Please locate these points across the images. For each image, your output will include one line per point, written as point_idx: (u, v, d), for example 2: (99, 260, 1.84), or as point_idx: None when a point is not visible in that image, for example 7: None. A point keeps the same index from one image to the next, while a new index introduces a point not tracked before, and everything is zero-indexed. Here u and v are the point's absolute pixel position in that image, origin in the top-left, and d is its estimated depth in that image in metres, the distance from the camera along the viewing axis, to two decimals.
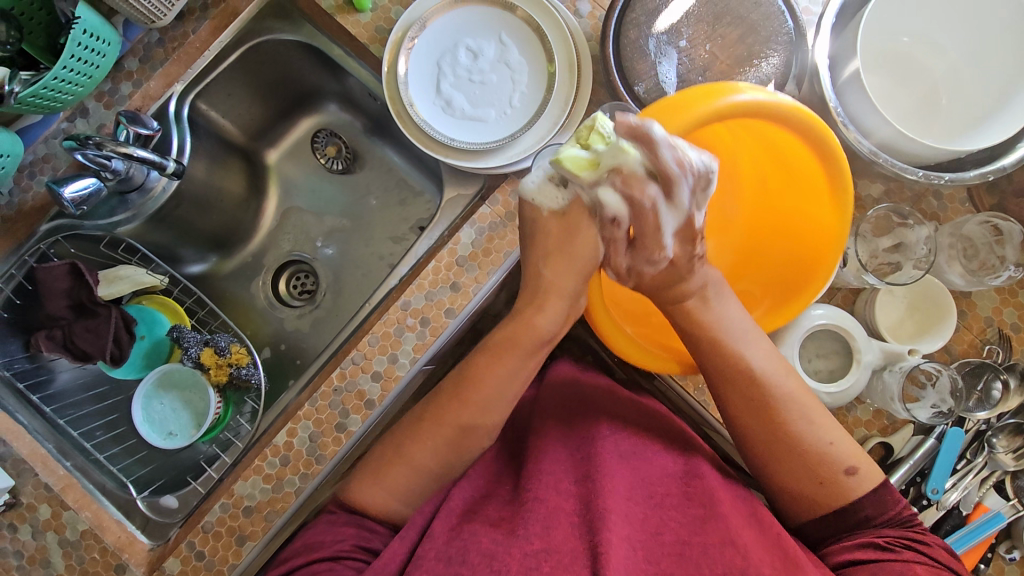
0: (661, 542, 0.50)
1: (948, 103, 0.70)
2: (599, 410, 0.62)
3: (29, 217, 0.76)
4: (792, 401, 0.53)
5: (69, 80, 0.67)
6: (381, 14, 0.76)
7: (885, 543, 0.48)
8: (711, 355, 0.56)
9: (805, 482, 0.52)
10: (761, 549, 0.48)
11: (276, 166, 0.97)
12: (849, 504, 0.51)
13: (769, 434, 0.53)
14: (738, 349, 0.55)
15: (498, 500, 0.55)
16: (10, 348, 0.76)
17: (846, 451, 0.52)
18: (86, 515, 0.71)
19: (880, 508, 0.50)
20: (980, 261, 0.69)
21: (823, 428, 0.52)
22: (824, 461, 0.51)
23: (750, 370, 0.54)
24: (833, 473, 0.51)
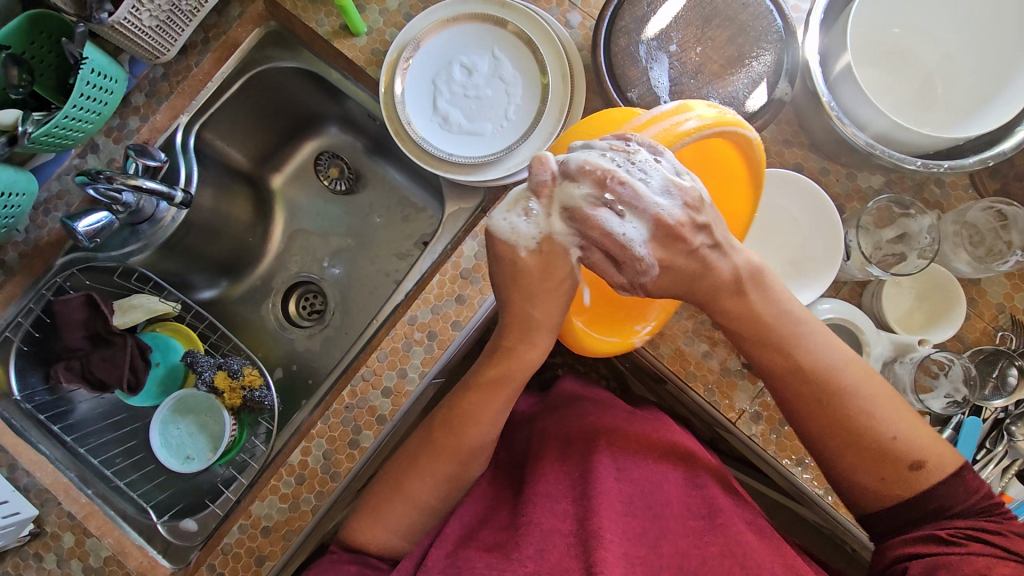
0: (659, 555, 0.49)
1: (944, 92, 0.69)
2: (594, 422, 0.62)
3: (45, 252, 0.78)
4: (855, 392, 0.51)
5: (80, 118, 0.70)
6: (377, 37, 0.78)
7: (949, 535, 0.47)
8: (763, 348, 0.53)
9: (869, 477, 0.50)
10: (769, 552, 0.49)
11: (281, 191, 0.99)
12: (924, 494, 0.49)
13: (826, 427, 0.51)
14: (794, 341, 0.52)
15: (494, 525, 0.54)
16: (31, 381, 0.78)
17: (910, 444, 0.49)
18: (109, 542, 0.72)
19: (954, 497, 0.49)
20: (986, 247, 0.68)
21: (887, 421, 0.50)
22: (889, 458, 0.49)
23: (805, 367, 0.51)
24: (898, 471, 0.49)
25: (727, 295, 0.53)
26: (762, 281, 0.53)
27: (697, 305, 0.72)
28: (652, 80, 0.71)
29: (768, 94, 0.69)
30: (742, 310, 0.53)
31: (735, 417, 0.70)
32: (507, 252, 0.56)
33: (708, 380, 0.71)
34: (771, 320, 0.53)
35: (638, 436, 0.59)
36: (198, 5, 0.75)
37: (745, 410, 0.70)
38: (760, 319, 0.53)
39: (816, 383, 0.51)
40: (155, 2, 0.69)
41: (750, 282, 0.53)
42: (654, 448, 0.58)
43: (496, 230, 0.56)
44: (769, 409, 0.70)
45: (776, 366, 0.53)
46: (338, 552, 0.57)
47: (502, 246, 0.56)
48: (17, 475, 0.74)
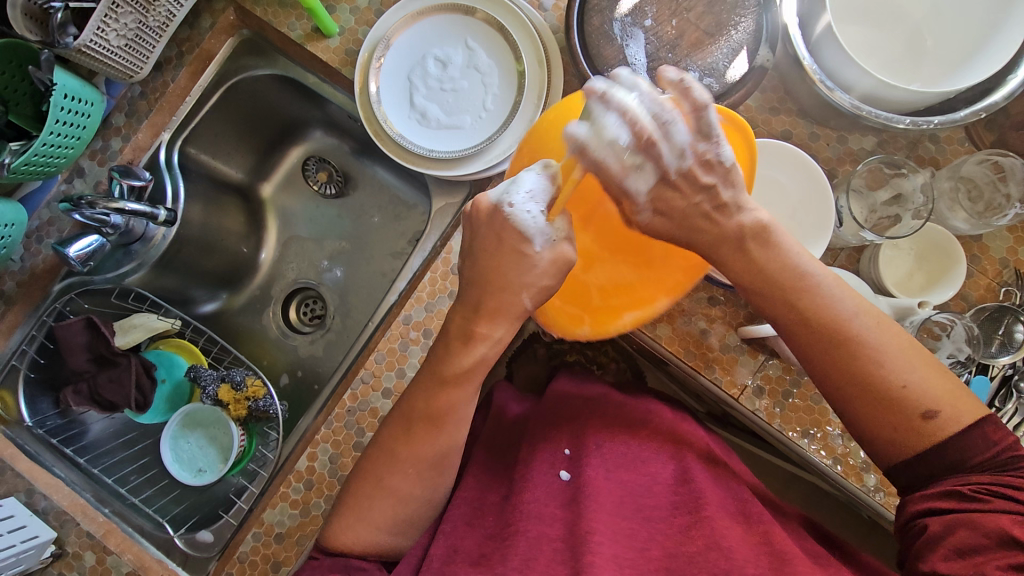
0: (648, 557, 0.50)
1: (934, 44, 0.67)
2: (585, 422, 0.63)
3: (42, 279, 0.79)
4: (866, 336, 0.47)
5: (59, 144, 0.70)
6: (349, 37, 0.77)
7: (972, 492, 0.43)
8: (770, 303, 0.50)
9: (880, 428, 0.47)
10: (749, 544, 0.50)
11: (271, 199, 0.99)
12: (937, 447, 0.45)
13: (833, 371, 0.48)
14: (795, 295, 0.49)
15: (478, 533, 0.55)
16: (42, 407, 0.80)
17: (926, 392, 0.45)
18: (128, 557, 0.73)
19: (971, 451, 0.45)
20: (985, 202, 0.67)
21: (900, 368, 0.46)
22: (899, 408, 0.46)
23: (808, 314, 0.48)
24: (910, 419, 0.46)
25: (735, 245, 0.50)
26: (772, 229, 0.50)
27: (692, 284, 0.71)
28: (630, 58, 0.69)
29: (749, 62, 0.67)
30: (746, 262, 0.50)
31: (737, 394, 0.70)
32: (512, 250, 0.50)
33: (708, 357, 0.70)
34: (773, 273, 0.49)
35: (628, 441, 0.60)
36: (166, 21, 0.75)
37: (747, 385, 0.69)
38: (759, 278, 0.50)
39: (818, 332, 0.48)
40: (121, 22, 0.69)
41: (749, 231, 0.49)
42: (647, 449, 0.60)
43: (513, 220, 0.49)
44: (771, 382, 0.69)
45: (785, 320, 0.50)
46: (321, 559, 0.55)
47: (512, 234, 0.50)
48: (35, 499, 0.75)
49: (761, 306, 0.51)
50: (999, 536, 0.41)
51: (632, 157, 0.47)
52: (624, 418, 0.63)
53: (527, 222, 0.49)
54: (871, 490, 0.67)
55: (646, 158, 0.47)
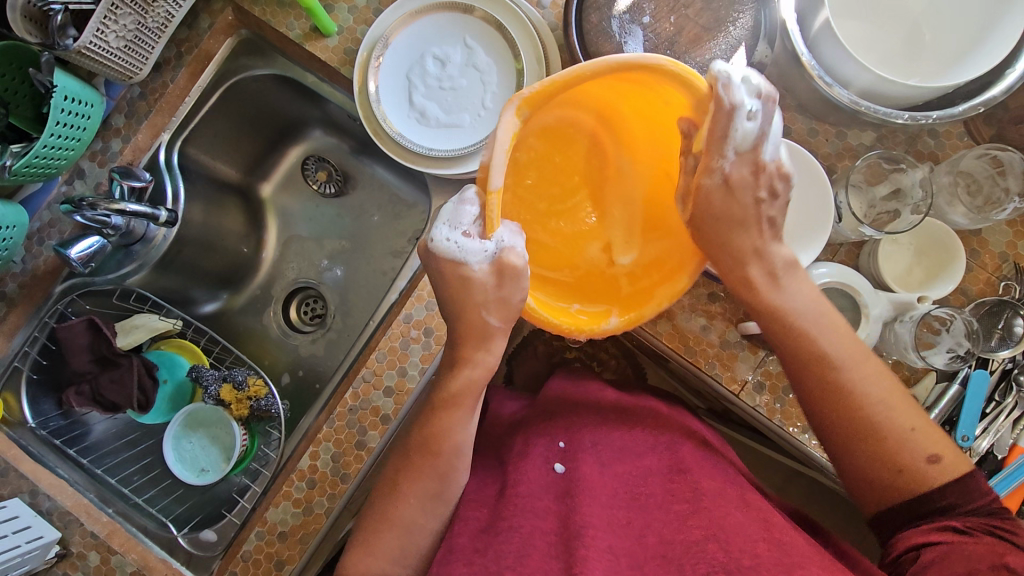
0: (645, 545, 0.51)
1: (932, 38, 0.66)
2: (578, 419, 0.64)
3: (43, 281, 0.79)
4: (871, 383, 0.52)
5: (59, 146, 0.70)
6: (348, 36, 0.77)
7: (966, 526, 0.47)
8: (789, 343, 0.54)
9: (884, 471, 0.51)
10: (752, 527, 0.49)
11: (271, 199, 0.99)
12: (932, 491, 0.49)
13: (842, 410, 0.52)
14: (811, 333, 0.53)
15: (471, 529, 0.55)
16: (45, 408, 0.80)
17: (926, 438, 0.50)
18: (132, 557, 0.74)
19: (964, 496, 0.49)
20: (984, 196, 0.67)
21: (903, 414, 0.51)
22: (904, 450, 0.50)
23: (825, 354, 0.53)
24: (914, 461, 0.50)
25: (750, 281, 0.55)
26: (795, 271, 0.56)
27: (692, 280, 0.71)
28: (628, 55, 0.69)
29: (747, 57, 0.67)
30: (751, 296, 0.55)
31: (737, 390, 0.70)
32: (454, 274, 0.55)
33: (708, 354, 0.70)
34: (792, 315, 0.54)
35: (623, 435, 0.61)
36: (165, 21, 0.75)
37: (747, 381, 0.70)
38: (779, 314, 0.54)
39: (834, 374, 0.52)
40: (120, 23, 0.69)
41: (759, 270, 0.55)
42: (641, 441, 0.60)
43: (439, 251, 0.54)
44: (771, 377, 0.69)
45: (801, 358, 0.53)
46: None
47: (446, 263, 0.55)
48: (39, 500, 0.75)
49: (778, 345, 0.55)
50: (990, 564, 0.44)
51: (752, 113, 0.50)
52: (619, 414, 0.64)
53: (459, 250, 0.54)
54: None
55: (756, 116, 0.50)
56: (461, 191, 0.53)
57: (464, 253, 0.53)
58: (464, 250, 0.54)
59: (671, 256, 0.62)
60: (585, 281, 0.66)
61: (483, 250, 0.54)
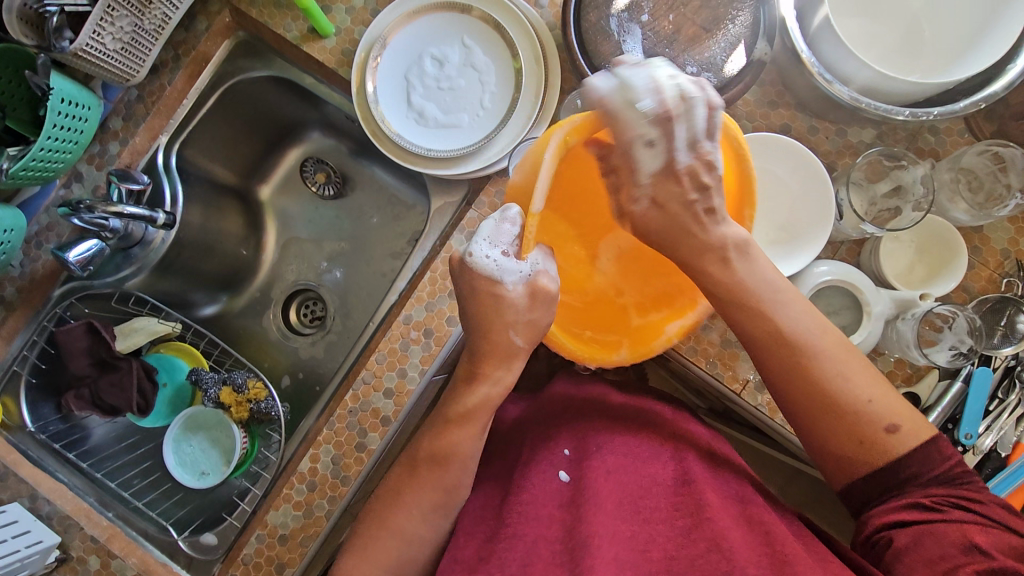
0: (648, 560, 0.50)
1: (932, 35, 0.66)
2: (587, 425, 0.63)
3: (42, 284, 0.79)
4: (826, 354, 0.50)
5: (57, 149, 0.70)
6: (345, 37, 0.77)
7: (933, 503, 0.46)
8: (743, 320, 0.53)
9: (846, 443, 0.49)
10: (754, 544, 0.50)
11: (270, 201, 0.99)
12: (895, 462, 0.48)
13: (799, 384, 0.50)
14: (768, 307, 0.52)
15: (478, 539, 0.55)
16: (44, 412, 0.80)
17: (886, 408, 0.49)
18: (132, 561, 0.73)
19: (927, 465, 0.48)
20: (986, 193, 0.67)
21: (861, 384, 0.49)
22: (863, 421, 0.49)
23: (779, 330, 0.51)
24: (874, 431, 0.48)
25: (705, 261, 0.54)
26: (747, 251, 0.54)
27: None
28: (626, 54, 0.69)
29: (747, 55, 0.67)
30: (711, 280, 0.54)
31: (739, 389, 0.69)
32: (488, 290, 0.57)
33: (709, 353, 0.70)
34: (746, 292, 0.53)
35: (629, 441, 0.60)
36: (162, 23, 0.75)
37: (749, 380, 0.69)
38: (736, 291, 0.53)
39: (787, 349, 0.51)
40: (116, 25, 0.69)
41: (716, 254, 0.53)
42: (649, 448, 0.60)
43: (477, 267, 0.56)
44: None
45: (755, 332, 0.52)
46: None
47: (482, 280, 0.57)
48: (38, 504, 0.75)
49: (735, 321, 0.53)
50: (962, 544, 0.43)
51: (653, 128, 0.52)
52: (626, 420, 0.63)
53: (498, 269, 0.56)
54: None
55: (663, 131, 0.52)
56: (503, 208, 0.55)
57: (501, 270, 0.56)
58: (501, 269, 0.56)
59: (678, 290, 0.64)
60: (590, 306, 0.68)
61: (518, 270, 0.56)
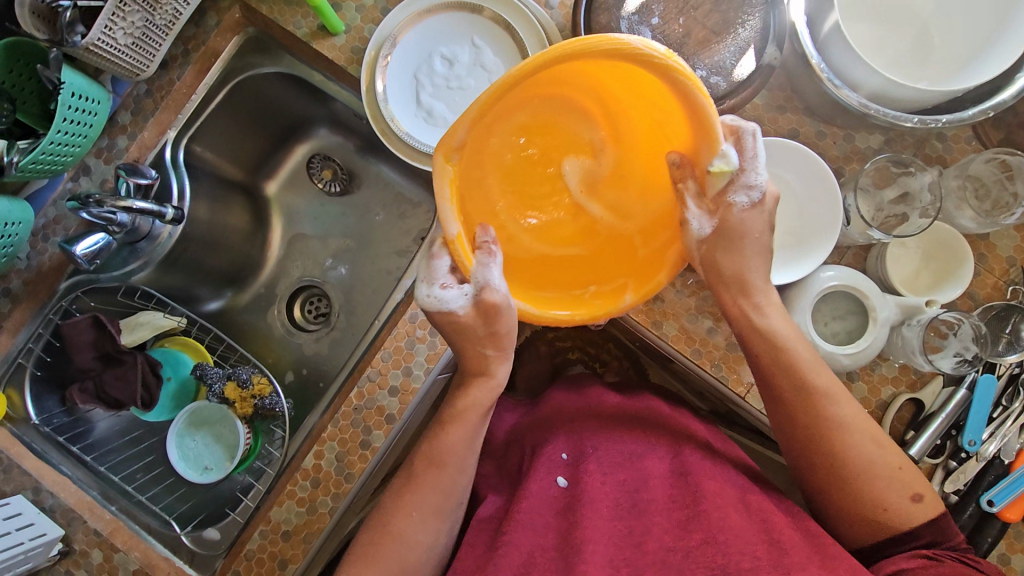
0: (643, 552, 0.51)
1: (941, 42, 0.66)
2: (583, 428, 0.63)
3: (48, 277, 0.79)
4: (854, 420, 0.54)
5: (66, 142, 0.70)
6: (355, 35, 0.77)
7: (932, 553, 0.49)
8: (776, 378, 0.56)
9: (869, 508, 0.52)
10: (751, 531, 0.50)
11: (277, 197, 0.99)
12: (906, 532, 0.51)
13: (827, 444, 0.54)
14: (807, 372, 0.55)
15: (477, 551, 0.55)
16: (48, 405, 0.80)
17: (912, 476, 0.53)
18: (136, 555, 0.74)
19: (940, 536, 0.51)
20: (992, 200, 0.67)
21: (888, 454, 0.53)
22: (892, 487, 0.52)
23: (817, 387, 0.54)
24: (899, 500, 0.52)
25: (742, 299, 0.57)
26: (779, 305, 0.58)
27: (698, 282, 0.71)
28: None
29: (757, 60, 0.67)
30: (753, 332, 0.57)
31: (743, 392, 0.70)
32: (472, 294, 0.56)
33: (714, 355, 0.70)
34: (780, 350, 0.55)
35: (624, 439, 0.61)
36: (173, 18, 0.75)
37: (753, 384, 0.69)
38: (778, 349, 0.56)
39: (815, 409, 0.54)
40: (128, 19, 0.69)
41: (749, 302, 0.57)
42: (644, 444, 0.60)
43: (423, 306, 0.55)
44: None
45: (788, 391, 0.55)
46: None
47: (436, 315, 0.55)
48: (42, 497, 0.75)
49: (772, 378, 0.56)
50: None
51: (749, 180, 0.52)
52: (623, 418, 0.64)
53: (441, 302, 0.54)
54: None
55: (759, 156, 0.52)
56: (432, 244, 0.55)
57: (445, 301, 0.53)
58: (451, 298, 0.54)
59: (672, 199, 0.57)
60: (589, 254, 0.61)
61: (461, 293, 0.53)
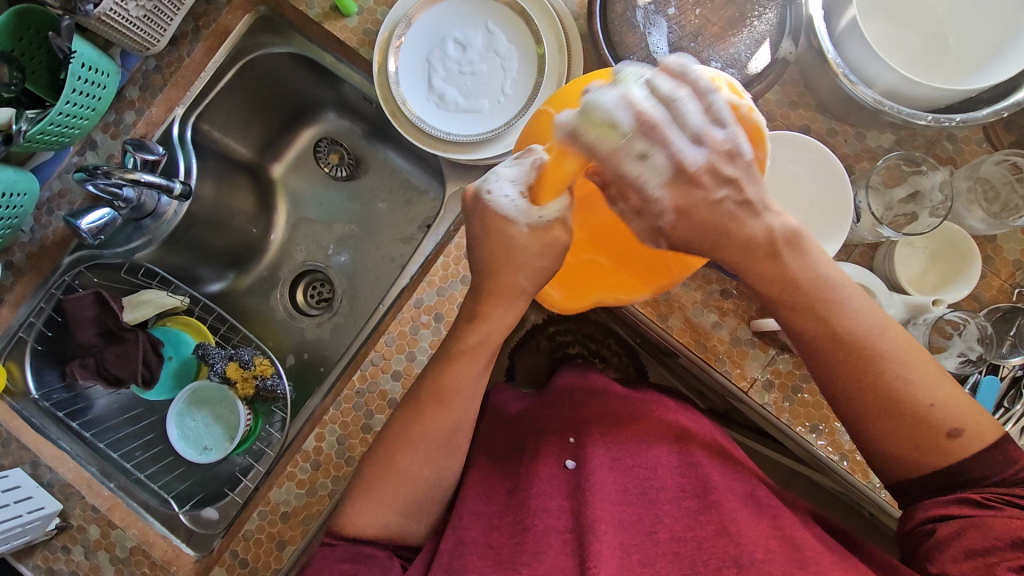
0: (655, 542, 0.51)
1: (955, 43, 0.66)
2: (589, 415, 0.63)
3: (51, 251, 0.78)
4: (895, 358, 0.47)
5: (74, 114, 0.69)
6: (368, 16, 0.76)
7: (986, 499, 0.44)
8: (793, 318, 0.49)
9: (901, 443, 0.47)
10: (762, 525, 0.50)
11: (282, 180, 0.98)
12: (957, 466, 0.45)
13: (856, 384, 0.47)
14: (828, 309, 0.48)
15: (483, 523, 0.55)
16: (48, 379, 0.79)
17: (951, 412, 0.46)
18: (133, 532, 0.74)
19: (992, 468, 0.45)
20: (1002, 203, 0.67)
21: (930, 388, 0.46)
22: (925, 425, 0.46)
23: (840, 331, 0.47)
24: (935, 435, 0.46)
25: (751, 262, 0.48)
26: (801, 244, 0.48)
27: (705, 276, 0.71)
28: (651, 46, 0.69)
29: (772, 54, 0.67)
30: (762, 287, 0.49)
31: (747, 387, 0.70)
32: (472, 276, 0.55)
33: (718, 350, 0.70)
34: (806, 289, 0.48)
35: (631, 425, 0.61)
36: None
37: (757, 378, 0.69)
38: (788, 290, 0.48)
39: (841, 351, 0.47)
40: None
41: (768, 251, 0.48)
42: (652, 430, 0.60)
43: (491, 205, 0.51)
44: (781, 376, 0.69)
45: (807, 330, 0.49)
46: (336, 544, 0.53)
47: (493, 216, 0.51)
48: (41, 471, 0.75)
49: (789, 320, 0.50)
50: (1011, 540, 0.42)
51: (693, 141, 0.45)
52: (630, 406, 0.64)
53: (508, 208, 0.50)
54: (876, 487, 0.67)
55: (656, 147, 0.44)
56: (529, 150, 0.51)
57: (515, 210, 0.50)
58: (512, 210, 0.50)
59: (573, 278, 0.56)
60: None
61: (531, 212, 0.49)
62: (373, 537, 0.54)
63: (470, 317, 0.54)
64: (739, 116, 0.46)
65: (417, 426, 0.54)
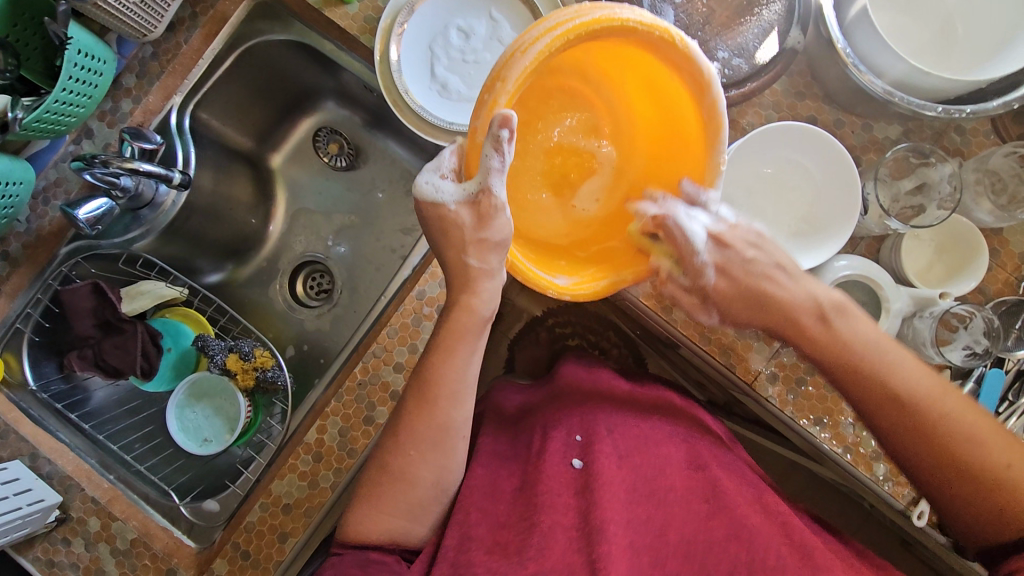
0: (666, 543, 0.51)
1: (964, 33, 0.65)
2: (595, 412, 0.62)
3: (48, 241, 0.77)
4: (950, 414, 0.47)
5: (70, 102, 0.68)
6: (369, 3, 0.75)
7: None
8: (851, 380, 0.51)
9: (973, 500, 0.46)
10: (774, 531, 0.51)
11: (281, 170, 0.97)
12: None
13: (919, 444, 0.48)
14: (882, 372, 0.50)
15: (491, 520, 0.55)
16: (46, 370, 0.79)
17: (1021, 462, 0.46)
18: (134, 524, 0.73)
19: None
20: (1009, 194, 0.66)
21: (991, 441, 0.46)
22: (993, 479, 0.46)
23: (899, 392, 0.49)
24: (1006, 488, 0.45)
25: (801, 329, 0.53)
26: (845, 312, 0.52)
27: None
28: None
29: (780, 43, 0.67)
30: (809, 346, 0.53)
31: (751, 380, 0.69)
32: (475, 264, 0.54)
33: (723, 343, 0.70)
34: (859, 353, 0.51)
35: (639, 424, 0.61)
36: None
37: (761, 371, 0.69)
38: (843, 351, 0.51)
39: (908, 412, 0.48)
40: None
41: (809, 315, 0.53)
42: (658, 431, 0.61)
43: (419, 193, 0.52)
44: (786, 369, 0.69)
45: (863, 394, 0.50)
46: (343, 553, 0.53)
47: (427, 207, 0.53)
48: (40, 463, 0.75)
49: (844, 385, 0.51)
50: None
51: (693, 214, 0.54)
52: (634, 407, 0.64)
53: (436, 192, 0.52)
54: (880, 479, 0.67)
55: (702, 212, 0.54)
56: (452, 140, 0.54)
57: (441, 193, 0.51)
58: (444, 191, 0.52)
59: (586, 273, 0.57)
60: (669, 119, 0.57)
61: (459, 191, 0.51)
62: (378, 542, 0.53)
63: (470, 305, 0.54)
64: (624, 28, 0.46)
65: (422, 420, 0.53)
